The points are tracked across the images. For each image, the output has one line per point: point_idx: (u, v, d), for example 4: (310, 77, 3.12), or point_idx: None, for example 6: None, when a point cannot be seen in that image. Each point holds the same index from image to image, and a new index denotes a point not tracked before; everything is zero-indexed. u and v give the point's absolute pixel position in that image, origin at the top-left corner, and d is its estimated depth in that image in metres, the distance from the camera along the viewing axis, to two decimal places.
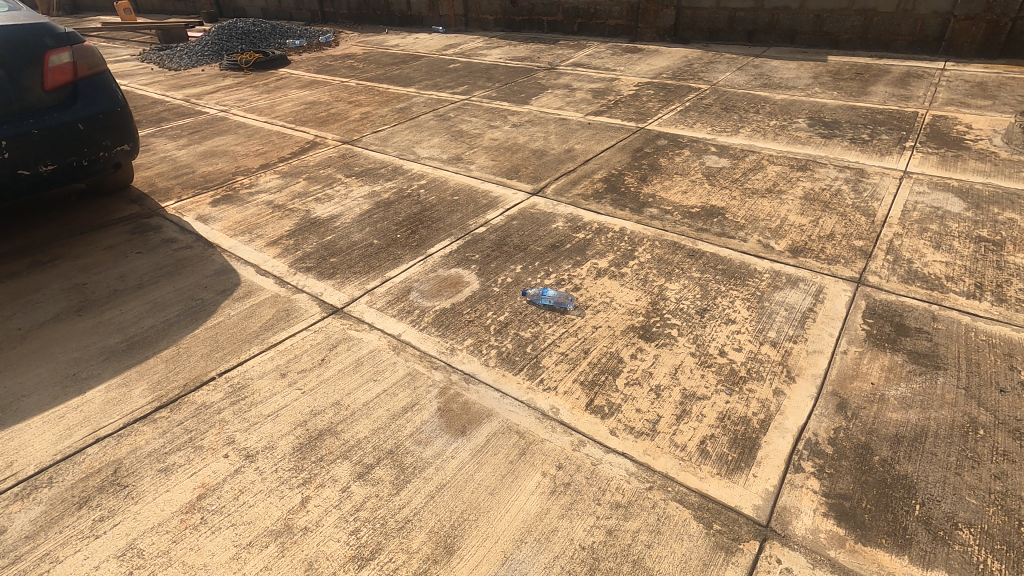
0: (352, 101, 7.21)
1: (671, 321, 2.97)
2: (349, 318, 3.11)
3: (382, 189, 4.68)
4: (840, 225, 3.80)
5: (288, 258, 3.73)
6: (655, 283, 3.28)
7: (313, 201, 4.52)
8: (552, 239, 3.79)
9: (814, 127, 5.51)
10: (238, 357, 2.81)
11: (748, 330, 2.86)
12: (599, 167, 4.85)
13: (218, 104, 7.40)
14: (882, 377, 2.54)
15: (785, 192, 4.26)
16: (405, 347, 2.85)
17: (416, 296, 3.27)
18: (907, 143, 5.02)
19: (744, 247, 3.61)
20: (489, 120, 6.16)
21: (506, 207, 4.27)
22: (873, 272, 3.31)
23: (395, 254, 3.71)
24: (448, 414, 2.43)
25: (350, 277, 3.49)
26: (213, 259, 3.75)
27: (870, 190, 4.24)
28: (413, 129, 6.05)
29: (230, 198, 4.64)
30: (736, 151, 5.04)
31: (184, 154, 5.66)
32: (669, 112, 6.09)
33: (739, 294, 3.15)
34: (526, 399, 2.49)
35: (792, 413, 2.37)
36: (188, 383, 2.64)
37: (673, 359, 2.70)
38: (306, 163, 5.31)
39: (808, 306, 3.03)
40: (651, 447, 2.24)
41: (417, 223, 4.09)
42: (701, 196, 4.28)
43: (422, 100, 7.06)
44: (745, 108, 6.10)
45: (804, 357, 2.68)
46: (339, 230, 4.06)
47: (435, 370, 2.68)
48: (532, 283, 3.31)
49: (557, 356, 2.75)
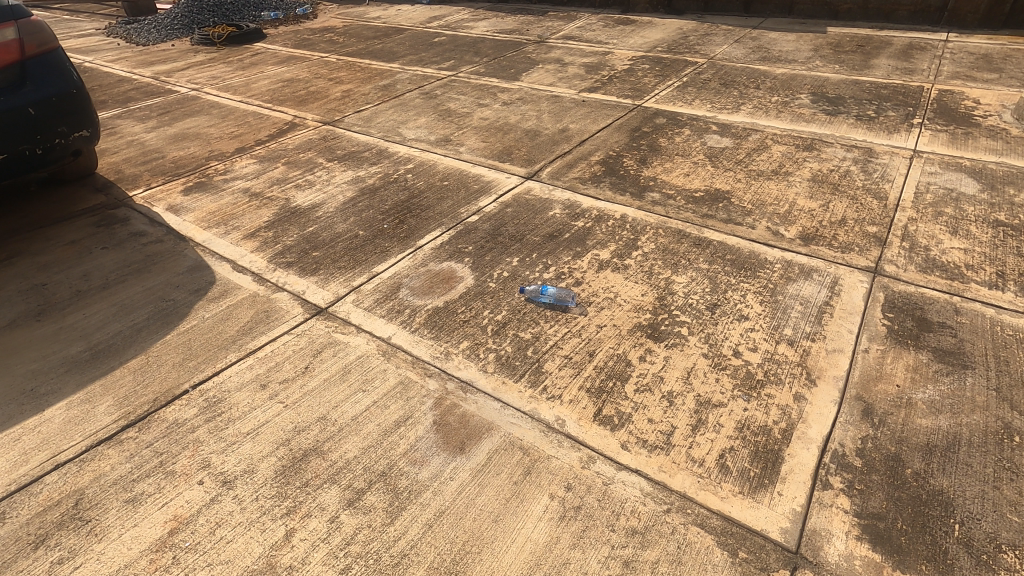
0: (332, 78, 6.85)
1: (681, 318, 2.78)
2: (334, 319, 2.89)
3: (367, 174, 4.40)
4: (852, 209, 3.62)
5: (267, 252, 3.47)
6: (661, 276, 3.08)
7: (293, 188, 4.24)
8: (549, 228, 3.57)
9: (817, 102, 5.29)
10: (215, 366, 2.58)
11: (763, 327, 2.69)
12: (596, 148, 4.61)
13: (190, 82, 6.99)
14: (908, 378, 2.38)
15: (791, 174, 4.06)
16: (396, 352, 2.64)
17: (406, 293, 3.05)
18: (915, 119, 4.83)
19: (753, 235, 3.42)
20: (478, 97, 5.85)
21: (500, 193, 4.03)
22: (889, 260, 3.14)
23: (383, 247, 3.47)
24: (445, 429, 2.23)
25: (334, 273, 3.25)
26: (185, 254, 3.48)
27: (880, 171, 4.05)
28: (397, 107, 5.73)
29: (203, 186, 4.34)
30: (738, 129, 4.82)
31: (153, 137, 5.30)
32: (667, 88, 5.82)
33: (750, 288, 2.96)
34: (529, 410, 2.31)
35: (815, 421, 2.20)
36: (159, 398, 2.41)
37: (685, 361, 2.52)
38: (284, 146, 5.00)
39: (824, 299, 2.86)
40: (666, 463, 2.07)
41: (406, 212, 3.84)
42: (704, 178, 4.07)
43: (407, 76, 6.71)
44: (745, 83, 5.86)
45: (824, 357, 2.51)
46: (322, 220, 3.79)
47: (429, 379, 2.48)
48: (531, 277, 3.10)
49: (560, 360, 2.56)
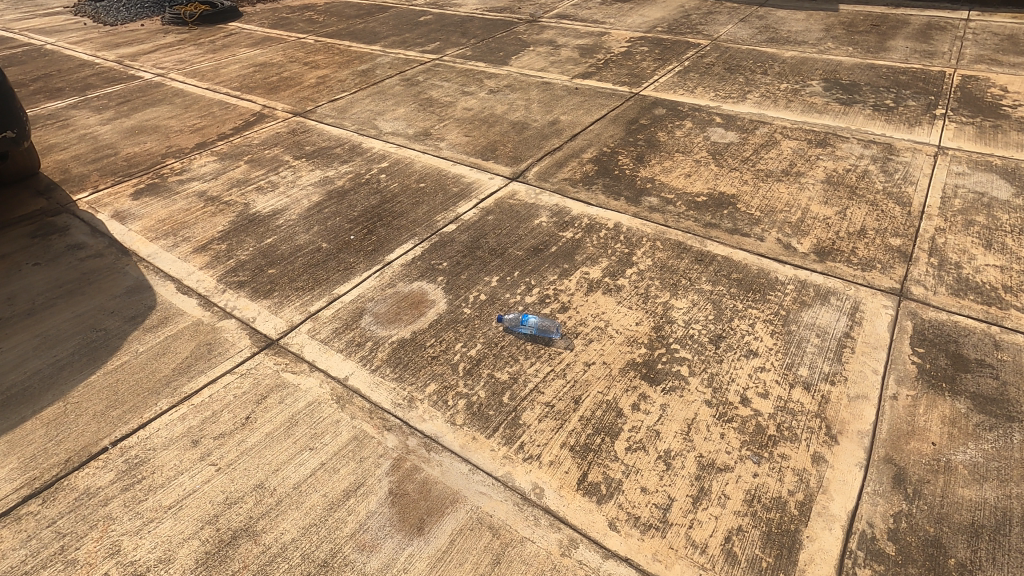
0: (308, 62, 6.37)
1: (680, 354, 2.43)
2: (285, 354, 2.53)
3: (337, 174, 4.00)
4: (872, 217, 3.24)
5: (217, 269, 3.10)
6: (658, 300, 2.72)
7: (254, 191, 3.84)
8: (535, 239, 3.20)
9: (830, 90, 4.86)
10: (141, 416, 2.24)
11: (774, 367, 2.34)
12: (589, 143, 4.20)
13: (155, 67, 6.51)
14: (946, 433, 2.04)
15: (804, 175, 3.67)
16: (351, 398, 2.29)
17: (369, 322, 2.68)
18: (937, 110, 4.41)
19: (762, 248, 3.05)
20: (462, 84, 5.40)
21: (481, 197, 3.64)
22: (916, 280, 2.78)
23: (347, 263, 3.09)
24: (402, 502, 1.90)
25: (290, 296, 2.88)
26: (126, 272, 3.10)
27: (902, 171, 3.66)
28: (375, 96, 5.29)
29: (156, 188, 3.94)
30: (744, 121, 4.40)
31: (108, 130, 4.88)
32: (667, 74, 5.38)
33: (759, 316, 2.61)
34: (501, 476, 1.97)
35: (838, 492, 1.87)
36: (71, 459, 2.08)
37: (685, 411, 2.17)
38: (249, 141, 4.58)
39: (843, 329, 2.51)
40: (662, 549, 1.74)
41: (376, 220, 3.46)
42: (708, 180, 3.68)
43: (388, 60, 6.24)
44: (751, 68, 5.42)
45: (846, 405, 2.16)
46: (282, 229, 3.41)
47: (387, 434, 2.14)
48: (511, 303, 2.73)
49: (540, 410, 2.20)
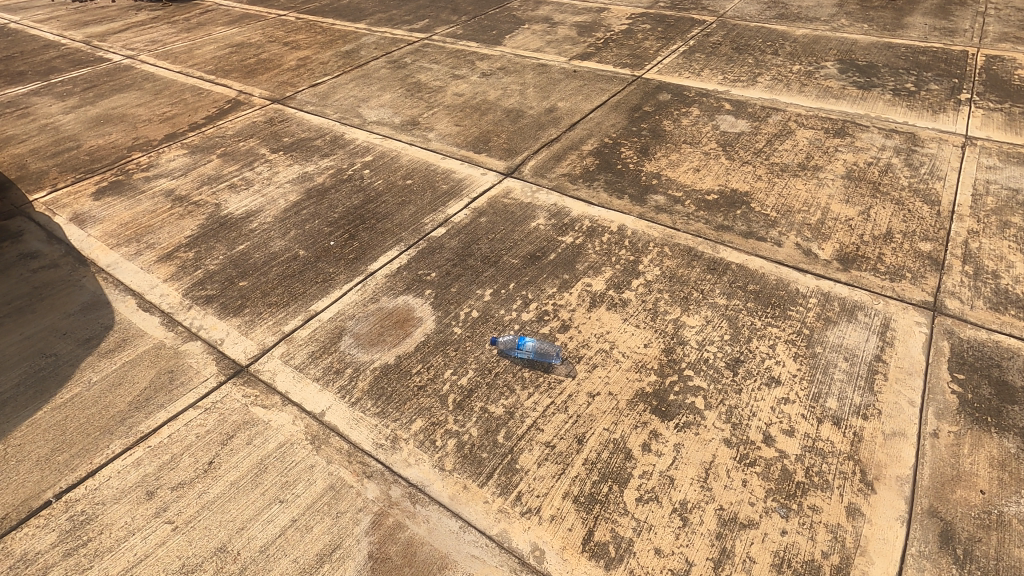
0: (288, 42, 5.97)
1: (693, 382, 2.18)
2: (255, 383, 2.27)
3: (316, 169, 3.69)
4: (898, 218, 2.98)
5: (183, 282, 2.82)
6: (668, 317, 2.47)
7: (226, 189, 3.54)
8: (531, 245, 2.92)
9: (846, 72, 4.54)
10: (91, 461, 1.99)
11: (800, 398, 2.10)
12: (589, 133, 3.90)
13: (125, 47, 6.10)
14: (996, 480, 1.82)
15: (821, 169, 3.39)
16: (328, 438, 2.05)
17: (348, 345, 2.42)
18: (962, 95, 4.11)
19: (780, 255, 2.79)
20: (452, 67, 5.05)
21: (473, 195, 3.35)
22: (950, 293, 2.53)
23: (326, 274, 2.82)
24: (383, 569, 1.67)
25: (263, 313, 2.61)
26: (82, 286, 2.82)
27: (928, 164, 3.38)
28: (360, 80, 4.94)
29: (120, 187, 3.63)
30: (755, 108, 4.09)
31: (71, 120, 4.53)
32: (671, 55, 5.03)
33: (780, 335, 2.36)
34: (495, 535, 1.75)
35: (877, 554, 1.65)
36: (9, 517, 1.84)
37: (702, 453, 1.94)
38: (223, 131, 4.25)
39: (873, 352, 2.27)
40: None
41: (358, 223, 3.17)
42: (718, 175, 3.40)
43: (374, 39, 5.85)
44: (761, 48, 5.08)
45: (881, 444, 1.94)
46: (256, 234, 3.12)
47: (367, 483, 1.90)
48: (506, 321, 2.48)
49: (539, 451, 1.97)
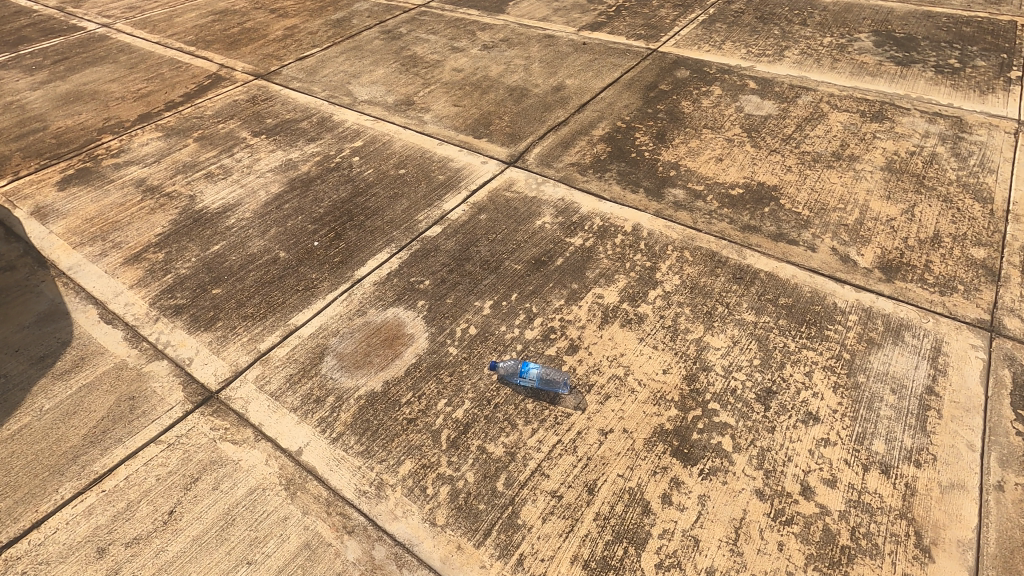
0: (275, 8, 5.53)
1: (719, 417, 1.92)
2: (224, 414, 2.03)
3: (301, 156, 3.37)
4: (947, 218, 2.67)
5: (151, 288, 2.55)
6: (690, 337, 2.19)
7: (202, 179, 3.23)
8: (536, 248, 2.63)
9: (883, 46, 4.14)
10: (37, 509, 1.77)
11: (842, 440, 1.84)
12: (600, 116, 3.55)
13: (100, 14, 5.67)
14: None
15: (858, 159, 3.06)
16: (305, 483, 1.81)
17: (330, 367, 2.16)
18: (1012, 73, 3.72)
19: (814, 261, 2.49)
20: (451, 38, 4.65)
21: (472, 187, 3.04)
22: (1009, 310, 2.24)
23: (308, 280, 2.54)
24: None
25: (237, 328, 2.34)
26: (40, 292, 2.55)
27: (977, 153, 3.04)
28: (351, 53, 4.55)
29: (87, 175, 3.32)
30: (783, 87, 3.72)
31: (38, 97, 4.18)
32: (690, 25, 4.61)
33: (817, 361, 2.08)
34: None
35: None
36: None
37: (731, 508, 1.69)
38: (201, 111, 3.90)
39: (925, 382, 1.99)
40: None
41: (345, 220, 2.87)
42: (743, 166, 3.07)
43: (366, 6, 5.41)
44: (788, 17, 4.64)
45: (938, 499, 1.69)
46: (233, 232, 2.83)
47: (347, 541, 1.67)
48: (507, 340, 2.21)
49: (544, 503, 1.72)
